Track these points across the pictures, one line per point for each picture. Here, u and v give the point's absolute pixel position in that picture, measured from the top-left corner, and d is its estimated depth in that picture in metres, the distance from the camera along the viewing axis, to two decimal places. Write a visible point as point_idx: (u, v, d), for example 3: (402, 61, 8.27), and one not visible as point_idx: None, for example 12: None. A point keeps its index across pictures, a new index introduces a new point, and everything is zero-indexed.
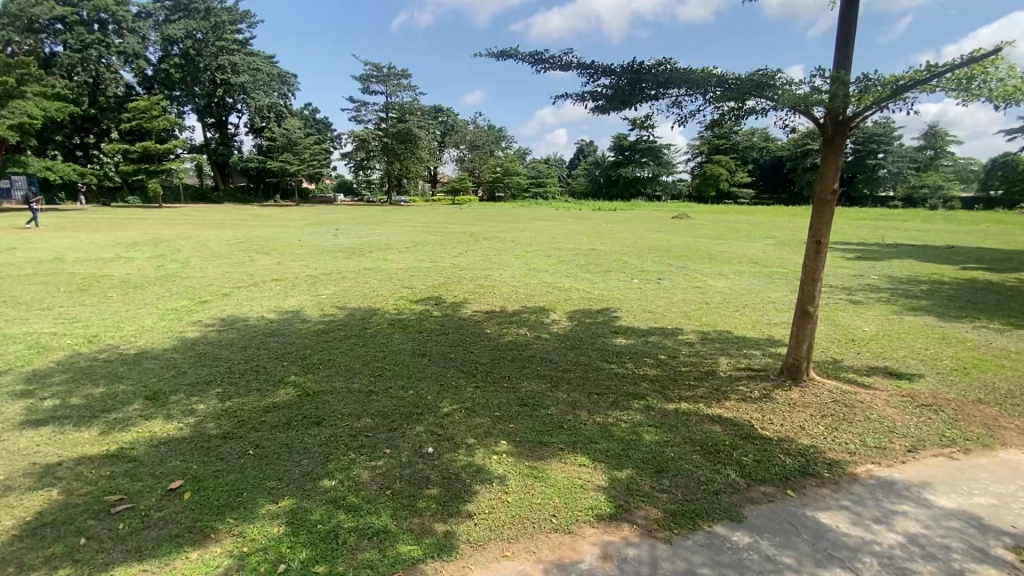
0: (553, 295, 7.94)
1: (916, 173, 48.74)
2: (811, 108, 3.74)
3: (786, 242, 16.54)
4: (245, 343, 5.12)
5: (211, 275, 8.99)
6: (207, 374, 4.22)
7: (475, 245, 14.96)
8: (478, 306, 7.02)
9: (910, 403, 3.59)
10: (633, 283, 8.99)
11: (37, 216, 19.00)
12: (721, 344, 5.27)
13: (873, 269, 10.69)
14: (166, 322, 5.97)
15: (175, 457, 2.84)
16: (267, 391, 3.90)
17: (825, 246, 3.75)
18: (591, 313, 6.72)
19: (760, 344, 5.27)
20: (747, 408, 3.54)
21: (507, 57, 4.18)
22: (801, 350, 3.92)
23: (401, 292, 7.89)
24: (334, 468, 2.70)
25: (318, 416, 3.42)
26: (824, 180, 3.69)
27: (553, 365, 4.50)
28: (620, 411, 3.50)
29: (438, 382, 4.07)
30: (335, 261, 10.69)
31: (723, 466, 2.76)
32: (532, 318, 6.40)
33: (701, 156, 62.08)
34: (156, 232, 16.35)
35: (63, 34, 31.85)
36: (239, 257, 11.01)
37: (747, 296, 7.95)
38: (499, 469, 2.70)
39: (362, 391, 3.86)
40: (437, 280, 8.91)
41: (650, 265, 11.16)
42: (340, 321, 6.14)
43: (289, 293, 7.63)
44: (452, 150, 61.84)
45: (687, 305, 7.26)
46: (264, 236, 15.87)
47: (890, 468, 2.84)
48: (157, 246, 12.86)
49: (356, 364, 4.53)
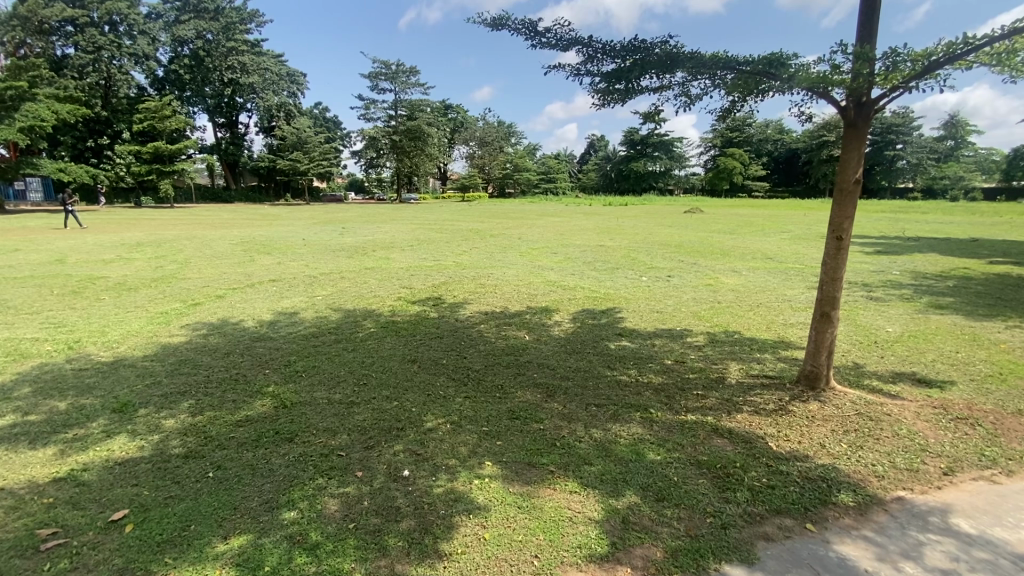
0: (556, 294, 7.65)
1: (936, 163, 47.53)
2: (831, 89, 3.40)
3: (801, 235, 16.07)
4: (228, 348, 4.91)
5: (208, 276, 8.86)
6: (182, 383, 4.00)
7: (481, 242, 14.70)
8: (476, 307, 6.74)
9: (944, 417, 3.21)
10: (640, 281, 8.68)
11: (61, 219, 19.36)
12: (732, 347, 4.92)
13: (895, 263, 10.23)
14: (152, 326, 5.80)
15: (126, 481, 2.62)
16: (243, 403, 3.66)
17: (847, 242, 3.39)
18: (594, 313, 6.41)
19: (773, 347, 4.91)
20: (761, 422, 3.21)
21: (500, 29, 3.89)
22: (819, 356, 3.59)
23: (398, 292, 7.65)
24: (296, 496, 2.43)
25: (291, 431, 3.16)
26: (844, 170, 3.36)
27: (550, 372, 4.19)
28: (619, 425, 3.19)
29: (425, 392, 3.80)
30: (336, 260, 10.50)
31: (732, 492, 2.44)
32: (531, 320, 6.11)
33: (714, 149, 61.23)
34: (163, 233, 16.36)
35: (74, 36, 31.98)
36: (240, 257, 10.89)
37: (760, 294, 7.59)
38: (479, 498, 2.40)
39: (342, 403, 3.60)
40: (437, 279, 8.67)
41: (659, 261, 10.82)
42: (332, 323, 5.90)
43: (284, 294, 7.44)
44: (462, 147, 61.73)
45: (696, 304, 6.92)
46: (269, 235, 15.82)
47: (924, 494, 2.47)
48: (161, 246, 12.80)
49: (342, 370, 4.27)
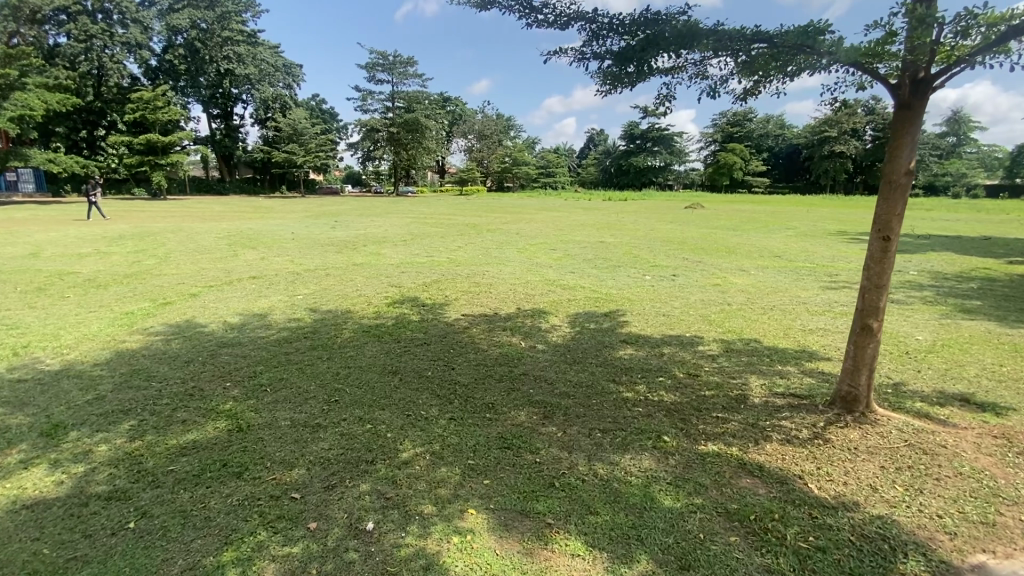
0: (555, 294, 7.15)
1: (939, 160, 47.12)
2: (879, 63, 2.92)
3: (808, 232, 15.57)
4: (190, 357, 4.41)
5: (184, 272, 8.35)
6: (127, 400, 3.49)
7: (477, 237, 14.19)
8: (469, 309, 6.24)
9: (1010, 452, 2.74)
10: (643, 280, 8.21)
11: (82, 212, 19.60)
12: (749, 357, 4.44)
13: (910, 262, 9.77)
14: (112, 329, 5.32)
15: (27, 534, 2.15)
16: (193, 423, 3.16)
17: (895, 243, 2.92)
18: (595, 316, 5.93)
19: (795, 359, 4.44)
20: (796, 454, 2.73)
21: (489, 8, 3.38)
22: (859, 374, 3.11)
23: (385, 291, 7.15)
24: (228, 560, 1.95)
25: (242, 463, 2.68)
26: (893, 162, 2.87)
27: (548, 388, 3.70)
28: (628, 459, 2.71)
29: (405, 412, 3.31)
30: (323, 256, 9.96)
31: (773, 556, 1.97)
32: (527, 324, 5.61)
33: (714, 144, 60.59)
34: (148, 225, 15.81)
35: (67, 25, 31.29)
36: (223, 252, 10.36)
37: (774, 295, 7.14)
38: (456, 568, 1.91)
39: (306, 426, 3.11)
40: (429, 277, 8.18)
41: (664, 259, 10.35)
42: (310, 328, 5.43)
43: (264, 293, 6.94)
44: (460, 140, 61.03)
45: (705, 306, 6.44)
46: (257, 229, 15.23)
47: (1009, 560, 1.99)
48: (142, 239, 12.28)
49: (312, 385, 3.76)
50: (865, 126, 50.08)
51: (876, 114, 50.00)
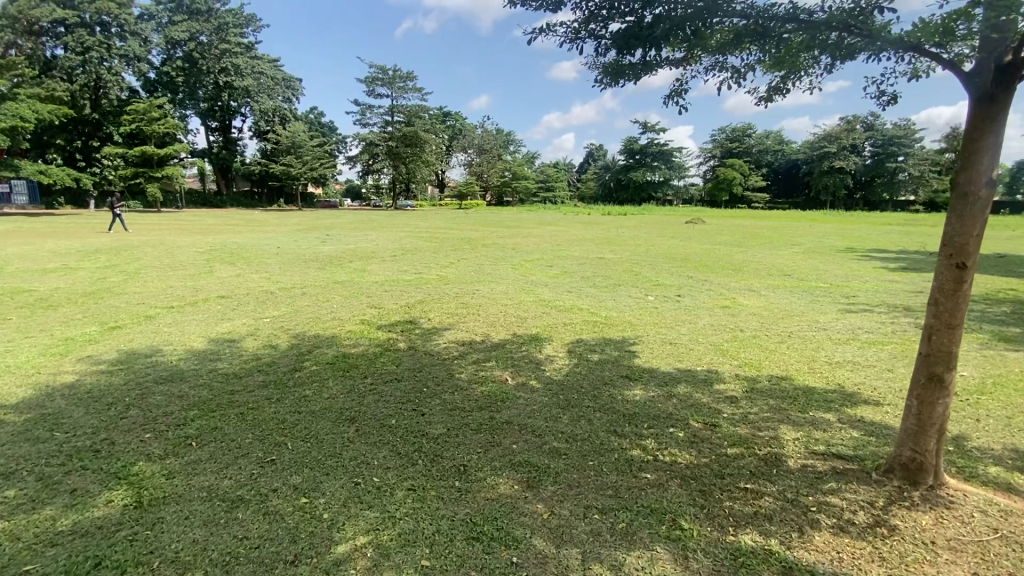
0: (549, 317, 6.53)
1: (940, 176, 47.92)
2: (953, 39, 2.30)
3: (814, 249, 15.05)
4: (116, 398, 3.73)
5: (149, 289, 7.71)
6: (14, 459, 2.84)
7: (471, 253, 13.65)
8: (453, 335, 5.59)
9: None
10: (645, 301, 7.61)
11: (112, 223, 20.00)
12: (775, 402, 3.79)
13: (929, 283, 9.20)
14: (42, 359, 4.66)
15: None
16: (83, 496, 2.52)
17: (972, 274, 2.28)
18: (595, 345, 5.29)
19: (830, 403, 3.78)
20: (857, 555, 2.06)
21: None
22: (927, 439, 2.46)
23: (363, 313, 6.50)
24: None
25: (120, 566, 2.02)
26: (970, 171, 2.24)
27: (534, 444, 3.04)
28: (635, 558, 2.05)
29: (353, 479, 2.63)
30: (305, 273, 9.37)
31: None
32: (518, 354, 4.95)
33: (714, 159, 60.54)
34: (131, 238, 15.28)
35: (64, 37, 30.93)
36: (199, 267, 9.74)
37: (789, 320, 6.51)
38: None
39: (225, 500, 2.45)
40: (414, 297, 7.55)
41: (667, 277, 9.75)
42: (270, 358, 4.79)
43: (228, 315, 6.28)
44: (460, 155, 60.88)
45: (715, 333, 5.81)
46: (244, 243, 14.64)
47: None
48: (119, 253, 11.69)
49: (247, 438, 3.09)
50: (864, 142, 50.32)
51: (876, 130, 50.27)
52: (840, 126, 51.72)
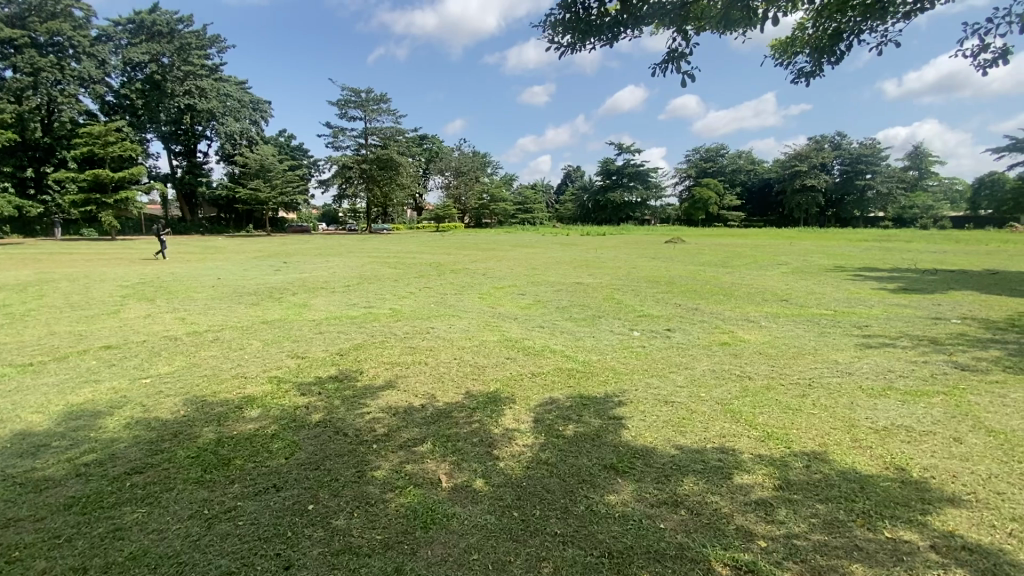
0: (512, 365, 5.27)
1: (905, 194, 48.84)
2: None
3: (800, 269, 14.27)
4: None
5: (20, 338, 6.23)
6: None
7: (437, 280, 12.40)
8: (385, 400, 4.26)
9: None
10: (630, 338, 6.47)
11: (71, 257, 18.49)
12: (828, 510, 2.60)
13: (940, 307, 8.30)
14: None
15: None
16: None
17: None
18: (570, 409, 4.02)
19: (909, 515, 2.56)
20: None
21: None
22: None
23: (277, 367, 5.14)
24: None
25: None
26: None
27: None
28: None
29: None
30: (231, 311, 7.95)
31: None
32: (468, 426, 3.68)
33: (689, 179, 60.91)
34: (55, 271, 13.57)
35: (12, 58, 28.94)
36: (106, 307, 8.26)
37: (804, 360, 5.40)
38: None
39: None
40: (354, 340, 6.25)
41: (652, 306, 8.65)
42: (113, 446, 3.39)
43: (99, 376, 4.84)
44: (436, 177, 60.00)
45: (720, 385, 4.61)
46: (183, 274, 13.12)
47: None
48: (25, 290, 10.09)
49: None
50: (833, 160, 50.62)
51: (844, 149, 50.73)
52: (809, 146, 52.34)
